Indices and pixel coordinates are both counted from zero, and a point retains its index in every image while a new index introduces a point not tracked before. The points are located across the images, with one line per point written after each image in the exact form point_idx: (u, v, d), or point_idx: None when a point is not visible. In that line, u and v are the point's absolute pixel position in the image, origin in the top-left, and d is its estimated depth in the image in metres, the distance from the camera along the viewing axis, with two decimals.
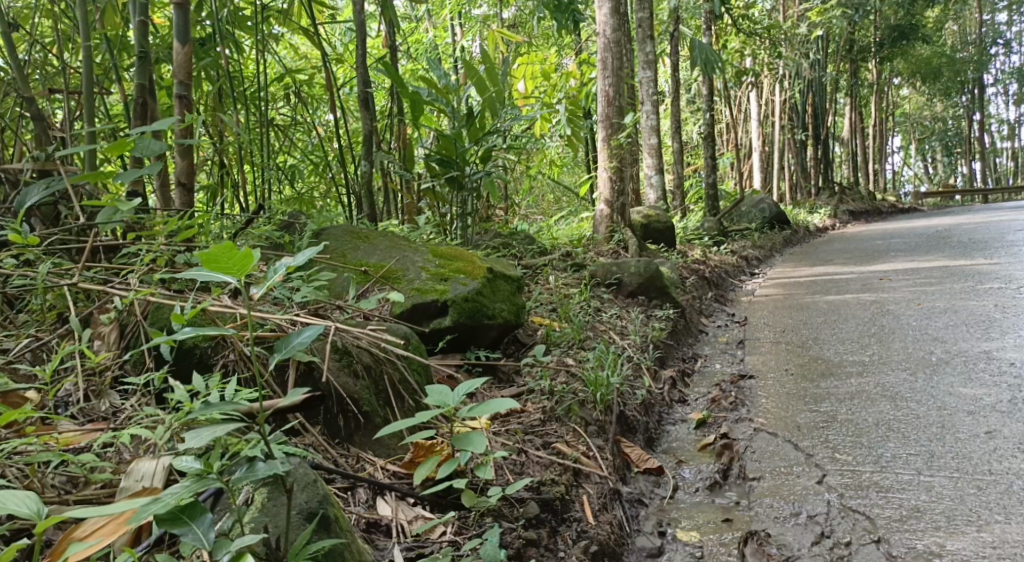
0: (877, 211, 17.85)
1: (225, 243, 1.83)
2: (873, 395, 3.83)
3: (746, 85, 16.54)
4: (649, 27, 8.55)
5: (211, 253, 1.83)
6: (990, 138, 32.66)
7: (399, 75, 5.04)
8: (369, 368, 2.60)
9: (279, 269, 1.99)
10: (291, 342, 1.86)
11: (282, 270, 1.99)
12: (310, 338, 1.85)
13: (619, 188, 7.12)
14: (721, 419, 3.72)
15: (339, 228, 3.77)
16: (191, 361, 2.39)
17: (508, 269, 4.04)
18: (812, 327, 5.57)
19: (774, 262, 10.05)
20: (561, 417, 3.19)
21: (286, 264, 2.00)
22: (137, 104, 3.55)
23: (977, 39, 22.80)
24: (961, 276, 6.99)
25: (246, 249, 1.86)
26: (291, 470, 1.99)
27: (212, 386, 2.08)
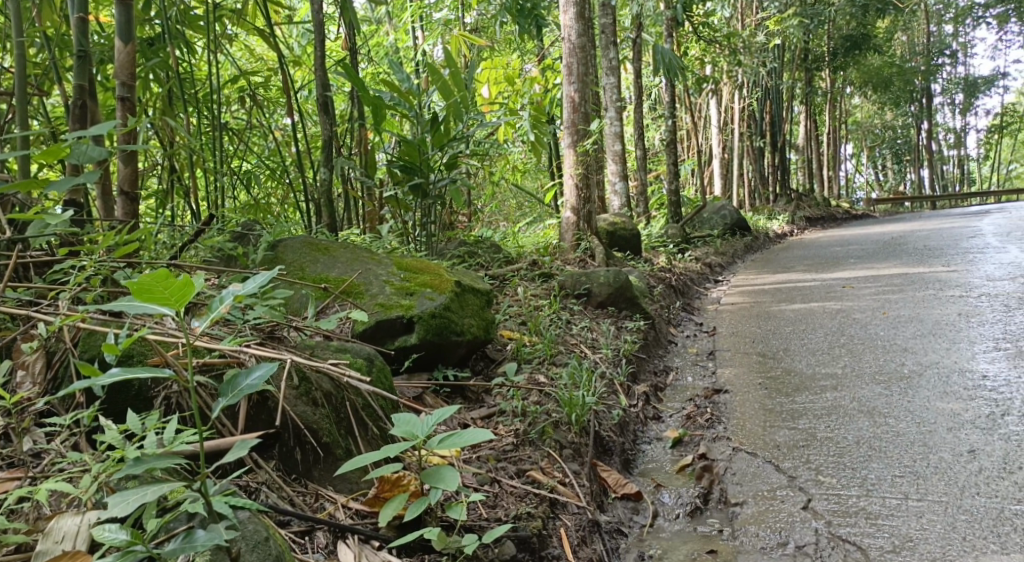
0: (833, 219, 18.01)
1: (159, 272, 1.77)
2: (850, 411, 3.67)
3: (707, 92, 16.58)
4: (613, 32, 8.44)
5: (143, 282, 1.76)
6: (938, 146, 33.34)
7: (359, 78, 4.82)
8: (330, 395, 2.40)
9: (225, 299, 1.97)
10: (240, 384, 1.83)
11: (228, 299, 1.95)
12: (261, 380, 1.81)
13: (585, 196, 6.98)
14: (698, 437, 3.57)
15: (297, 240, 3.56)
16: (126, 395, 2.17)
17: (476, 281, 3.86)
18: (782, 338, 5.48)
19: (737, 268, 10.00)
20: (534, 441, 3.02)
21: (233, 293, 1.96)
22: (76, 106, 3.34)
23: (926, 48, 23.20)
24: (924, 283, 6.97)
25: (184, 277, 1.80)
26: (239, 528, 1.85)
27: (150, 426, 1.95)
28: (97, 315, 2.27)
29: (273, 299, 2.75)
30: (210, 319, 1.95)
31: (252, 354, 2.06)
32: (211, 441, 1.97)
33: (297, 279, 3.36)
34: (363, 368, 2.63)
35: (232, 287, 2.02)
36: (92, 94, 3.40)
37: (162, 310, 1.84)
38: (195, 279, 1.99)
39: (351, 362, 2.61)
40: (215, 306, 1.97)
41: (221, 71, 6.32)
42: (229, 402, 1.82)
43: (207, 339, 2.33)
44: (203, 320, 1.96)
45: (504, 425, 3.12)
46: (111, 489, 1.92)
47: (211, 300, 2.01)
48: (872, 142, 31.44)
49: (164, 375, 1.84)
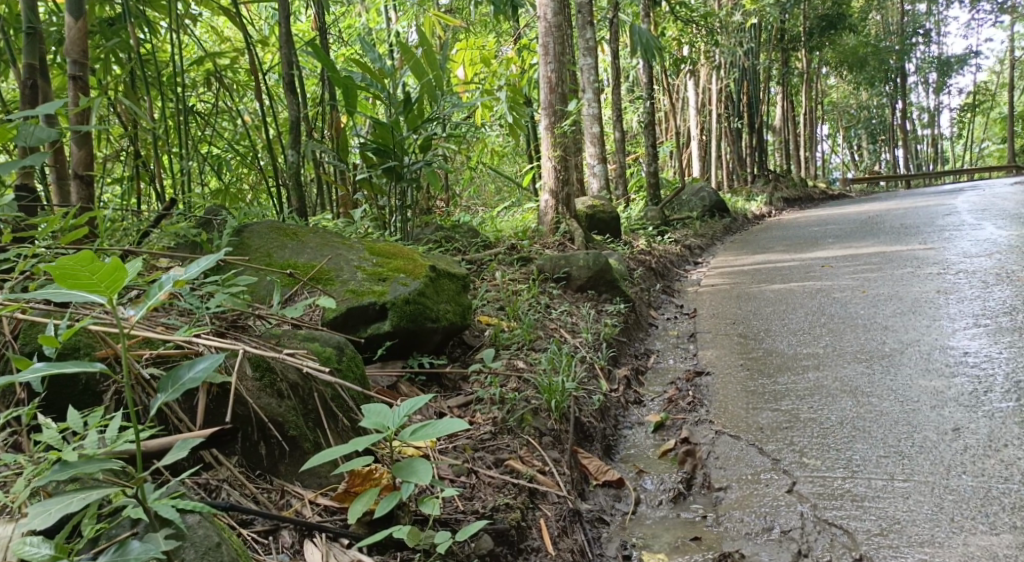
0: (810, 199, 18.04)
1: (82, 254, 1.67)
2: (833, 390, 3.61)
3: (684, 74, 16.49)
4: (589, 13, 8.30)
5: (65, 266, 1.66)
6: (914, 126, 33.53)
7: (328, 58, 4.67)
8: (297, 386, 2.29)
9: (165, 284, 1.84)
10: (182, 377, 1.71)
11: (167, 285, 1.83)
12: (203, 370, 1.69)
13: (564, 178, 6.87)
14: (680, 421, 3.50)
15: (264, 225, 3.43)
16: (72, 391, 2.06)
17: (451, 266, 3.75)
18: (762, 318, 5.41)
19: (716, 250, 9.96)
20: (513, 429, 2.93)
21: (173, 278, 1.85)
22: (26, 85, 3.24)
23: (900, 28, 23.22)
24: (903, 261, 6.93)
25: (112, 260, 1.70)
26: (187, 534, 1.75)
27: (92, 425, 1.84)
28: (39, 305, 2.15)
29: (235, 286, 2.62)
30: (146, 305, 1.81)
31: (209, 347, 1.95)
32: (159, 441, 1.84)
33: (263, 265, 3.24)
34: (332, 359, 2.52)
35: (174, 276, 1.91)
36: (44, 73, 3.29)
37: (94, 298, 1.74)
38: (134, 267, 1.88)
39: (319, 351, 2.51)
40: (154, 292, 1.85)
41: (187, 55, 6.15)
42: (170, 398, 1.70)
43: (163, 328, 2.20)
44: (141, 307, 1.83)
45: (481, 413, 3.02)
46: (47, 493, 1.80)
47: (151, 288, 1.89)
48: (849, 123, 31.48)
49: (95, 369, 1.70)
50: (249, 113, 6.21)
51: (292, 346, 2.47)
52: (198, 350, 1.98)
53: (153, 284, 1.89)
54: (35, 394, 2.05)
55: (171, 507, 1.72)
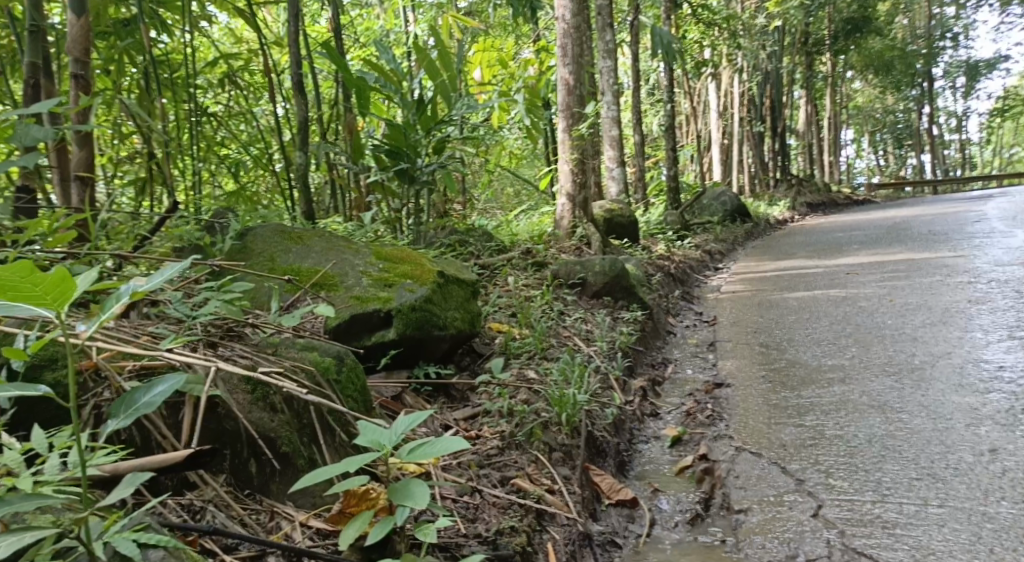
0: (834, 204, 17.77)
1: (24, 264, 1.53)
2: (861, 406, 3.45)
3: (706, 77, 16.28)
4: (609, 14, 8.16)
5: (6, 277, 1.52)
6: (941, 130, 33.03)
7: (340, 59, 4.57)
8: (292, 399, 2.17)
9: (121, 295, 1.70)
10: (137, 400, 1.60)
11: (125, 299, 1.69)
12: (162, 395, 1.58)
13: (581, 181, 6.73)
14: (698, 436, 3.36)
15: (268, 228, 3.33)
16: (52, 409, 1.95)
17: (461, 272, 3.63)
18: (784, 327, 5.25)
19: (737, 255, 9.78)
20: (521, 444, 2.81)
21: (132, 291, 1.70)
22: (27, 85, 3.14)
23: (927, 31, 22.84)
24: (931, 269, 6.73)
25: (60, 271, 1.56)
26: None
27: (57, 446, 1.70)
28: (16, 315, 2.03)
29: (231, 293, 2.49)
30: (102, 321, 1.67)
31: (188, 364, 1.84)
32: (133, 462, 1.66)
33: (266, 270, 3.14)
34: (332, 369, 2.40)
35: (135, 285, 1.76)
36: (47, 73, 3.20)
37: (40, 312, 1.60)
38: (91, 276, 1.72)
39: (317, 361, 2.39)
40: (111, 305, 1.69)
41: (201, 55, 6.07)
42: (124, 423, 1.58)
43: (150, 338, 2.08)
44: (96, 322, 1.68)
45: (488, 426, 2.89)
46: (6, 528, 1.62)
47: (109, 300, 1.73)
48: (874, 127, 31.06)
49: (37, 392, 1.55)
50: (262, 114, 6.13)
51: (289, 356, 2.35)
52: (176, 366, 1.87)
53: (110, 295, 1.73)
54: (1, 411, 1.94)
55: (133, 541, 1.55)
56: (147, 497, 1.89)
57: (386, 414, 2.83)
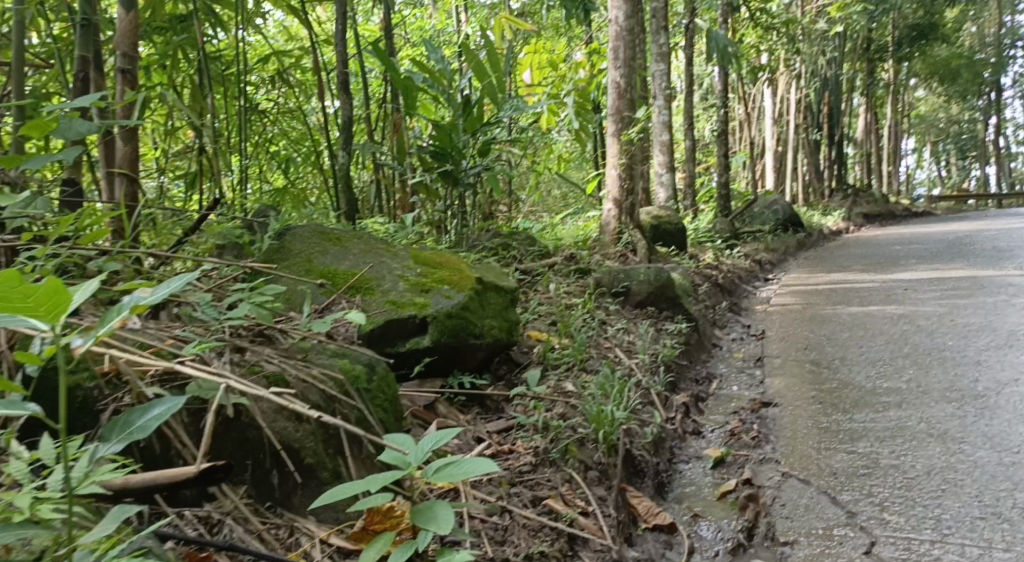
0: (891, 216, 17.29)
1: (12, 273, 1.48)
2: (917, 435, 3.28)
3: (762, 82, 15.96)
4: (665, 16, 7.99)
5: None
6: (1006, 142, 32.00)
7: (390, 59, 4.52)
8: (318, 408, 2.11)
9: (121, 308, 1.60)
10: (133, 422, 1.53)
11: (124, 310, 1.60)
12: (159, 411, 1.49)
13: (629, 187, 6.60)
14: (742, 459, 3.23)
15: (307, 228, 3.28)
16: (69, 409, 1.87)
17: (500, 279, 3.54)
18: (836, 344, 5.05)
19: (788, 266, 9.53)
20: (556, 462, 2.71)
21: (132, 302, 1.61)
22: (77, 79, 3.13)
23: (995, 40, 22.10)
24: (994, 288, 6.45)
25: (48, 280, 1.50)
26: None
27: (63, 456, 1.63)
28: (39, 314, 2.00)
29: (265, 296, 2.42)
30: (98, 334, 1.58)
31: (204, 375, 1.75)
32: (140, 475, 1.60)
33: (302, 271, 3.09)
34: (363, 378, 2.33)
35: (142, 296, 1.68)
36: (96, 66, 3.17)
37: (35, 323, 1.54)
38: (94, 286, 1.65)
39: (347, 369, 2.31)
40: (110, 318, 1.60)
41: (252, 52, 6.08)
42: (119, 447, 1.51)
43: (175, 342, 2.00)
44: (93, 336, 1.59)
45: (522, 441, 2.80)
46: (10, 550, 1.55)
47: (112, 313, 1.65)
48: (935, 138, 30.16)
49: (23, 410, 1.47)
50: (311, 111, 6.11)
51: (319, 362, 2.28)
52: (192, 374, 1.79)
53: (113, 308, 1.65)
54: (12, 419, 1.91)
55: None
56: (163, 508, 1.85)
57: (418, 424, 2.76)
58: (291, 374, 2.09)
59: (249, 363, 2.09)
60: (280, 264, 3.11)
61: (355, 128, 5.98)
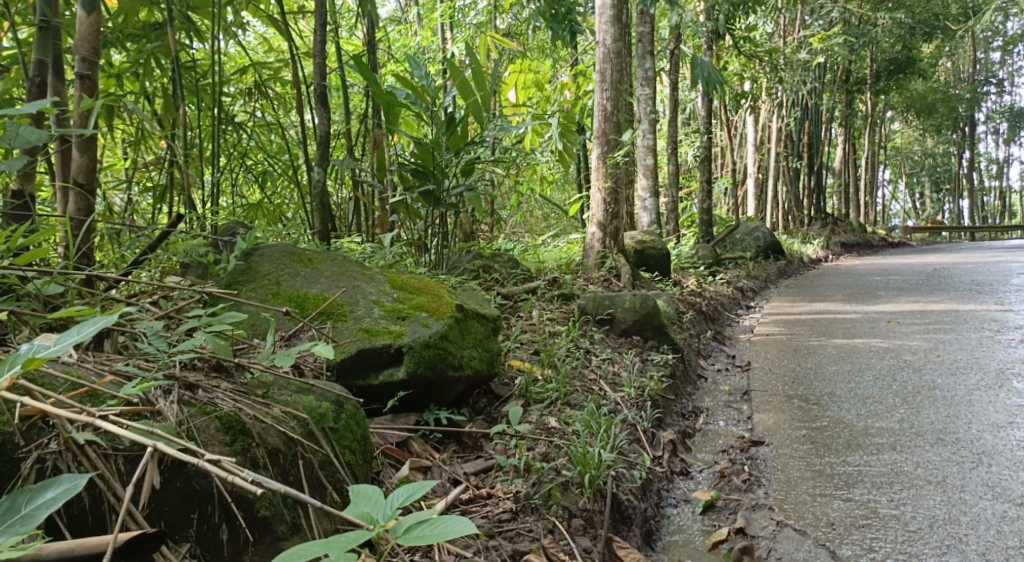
0: (869, 246, 17.32)
1: None
2: (916, 481, 3.12)
3: (745, 109, 15.93)
4: (651, 40, 7.87)
5: None
6: (980, 176, 32.35)
7: (372, 74, 4.34)
8: (277, 452, 1.91)
9: (16, 364, 1.51)
10: (17, 509, 1.48)
11: (18, 368, 1.51)
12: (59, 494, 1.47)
13: (614, 211, 6.44)
14: (734, 503, 3.06)
15: (276, 249, 3.09)
16: None
17: (482, 306, 3.35)
18: (823, 378, 4.89)
19: (770, 294, 9.42)
20: (537, 508, 2.53)
21: (28, 358, 1.52)
22: (33, 83, 2.92)
23: (972, 76, 22.32)
24: (978, 322, 6.35)
25: None
26: None
27: None
28: None
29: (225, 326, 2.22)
30: None
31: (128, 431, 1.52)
32: (50, 549, 1.47)
33: (269, 294, 2.89)
34: (329, 416, 2.15)
35: (42, 346, 1.59)
36: (55, 69, 2.94)
37: None
38: None
39: (312, 407, 2.13)
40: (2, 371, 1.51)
41: (229, 61, 5.87)
42: None
43: (116, 379, 1.79)
44: None
45: (502, 484, 2.61)
46: None
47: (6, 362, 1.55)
48: (911, 169, 30.44)
49: None
50: (289, 124, 5.90)
51: (281, 400, 2.09)
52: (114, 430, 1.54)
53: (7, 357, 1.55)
54: None
55: None
56: None
57: (389, 463, 2.57)
58: (246, 414, 1.89)
59: (200, 402, 1.87)
60: (246, 286, 2.90)
61: (333, 142, 5.78)
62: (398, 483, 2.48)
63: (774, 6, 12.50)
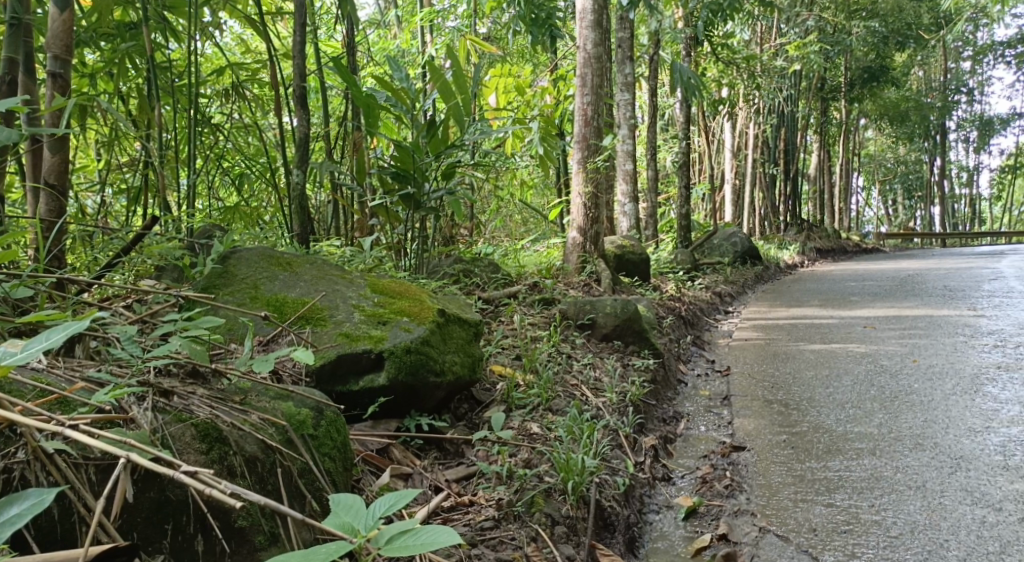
0: (844, 252, 17.46)
1: None
2: (896, 486, 3.13)
3: (723, 115, 16.01)
4: (630, 46, 7.87)
5: None
6: (952, 183, 32.74)
7: (352, 77, 4.29)
8: (255, 460, 1.87)
9: None
10: None
11: None
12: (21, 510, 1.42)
13: (594, 216, 6.43)
14: (716, 509, 3.05)
15: (254, 252, 3.04)
16: None
17: (464, 311, 3.31)
18: (803, 384, 4.89)
19: (747, 299, 9.45)
20: (520, 516, 2.50)
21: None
22: (2, 81, 2.84)
23: (944, 84, 22.58)
24: (954, 328, 6.40)
25: None
26: None
27: None
28: None
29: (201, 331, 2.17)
30: None
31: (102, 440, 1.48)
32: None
33: (246, 297, 2.84)
34: (308, 423, 2.12)
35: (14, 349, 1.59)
36: (27, 65, 2.87)
37: None
38: None
39: (291, 413, 2.10)
40: None
41: (205, 62, 5.79)
42: None
43: (87, 387, 1.74)
44: None
45: (484, 491, 2.58)
46: None
47: None
48: (884, 176, 30.76)
49: None
50: (267, 126, 5.84)
51: (259, 406, 2.05)
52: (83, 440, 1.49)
53: None
54: None
55: None
56: None
57: (369, 471, 2.53)
58: (223, 422, 1.85)
59: (175, 408, 1.82)
60: (223, 289, 2.85)
61: (311, 145, 5.71)
62: (379, 490, 2.44)
63: (752, 13, 12.55)
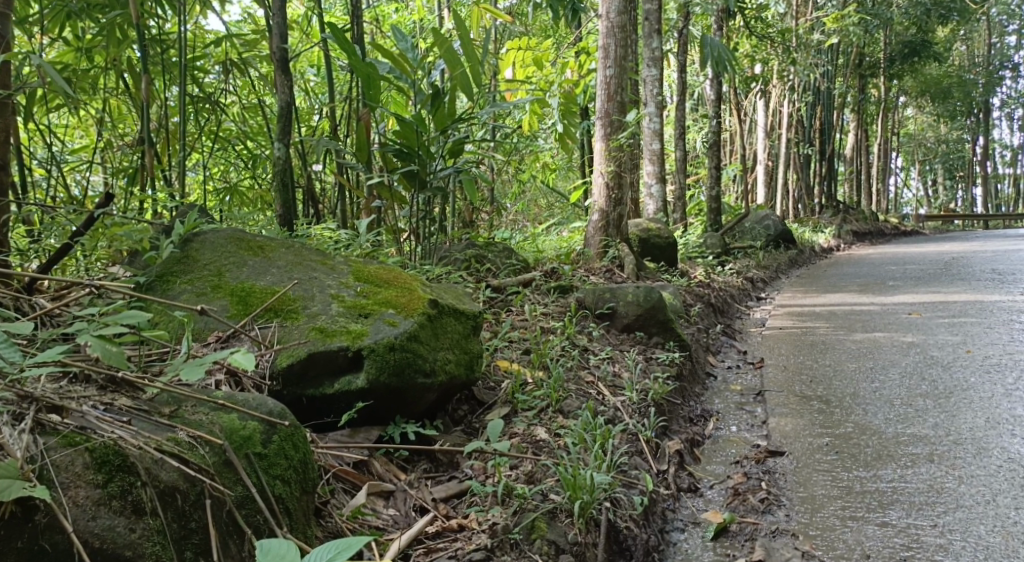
0: (881, 235, 16.77)
1: None
2: (964, 501, 2.71)
3: (755, 94, 15.36)
4: (659, 19, 7.34)
5: None
6: (993, 164, 31.59)
7: (347, 42, 3.87)
8: (173, 492, 1.65)
9: None
10: None
11: None
12: None
13: (617, 197, 5.99)
14: (750, 528, 2.67)
15: (222, 234, 2.70)
16: None
17: (462, 301, 2.92)
18: (844, 377, 4.44)
19: (780, 284, 8.97)
20: (517, 544, 2.15)
21: None
22: None
23: (987, 61, 21.57)
24: (1009, 314, 5.89)
25: None
26: None
27: None
28: None
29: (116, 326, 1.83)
30: None
31: None
32: None
33: (207, 286, 2.50)
34: (254, 440, 1.84)
35: None
36: None
37: None
38: None
39: (233, 428, 1.83)
40: None
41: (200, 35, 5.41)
42: None
43: None
44: None
45: (475, 514, 2.24)
46: None
47: None
48: (923, 156, 29.68)
49: None
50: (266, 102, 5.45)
51: (192, 420, 1.79)
52: None
53: None
54: None
55: None
56: None
57: (341, 489, 2.20)
58: (130, 446, 1.63)
59: (69, 428, 1.62)
60: (181, 277, 2.53)
61: (312, 122, 5.31)
62: (352, 514, 2.10)
63: None
